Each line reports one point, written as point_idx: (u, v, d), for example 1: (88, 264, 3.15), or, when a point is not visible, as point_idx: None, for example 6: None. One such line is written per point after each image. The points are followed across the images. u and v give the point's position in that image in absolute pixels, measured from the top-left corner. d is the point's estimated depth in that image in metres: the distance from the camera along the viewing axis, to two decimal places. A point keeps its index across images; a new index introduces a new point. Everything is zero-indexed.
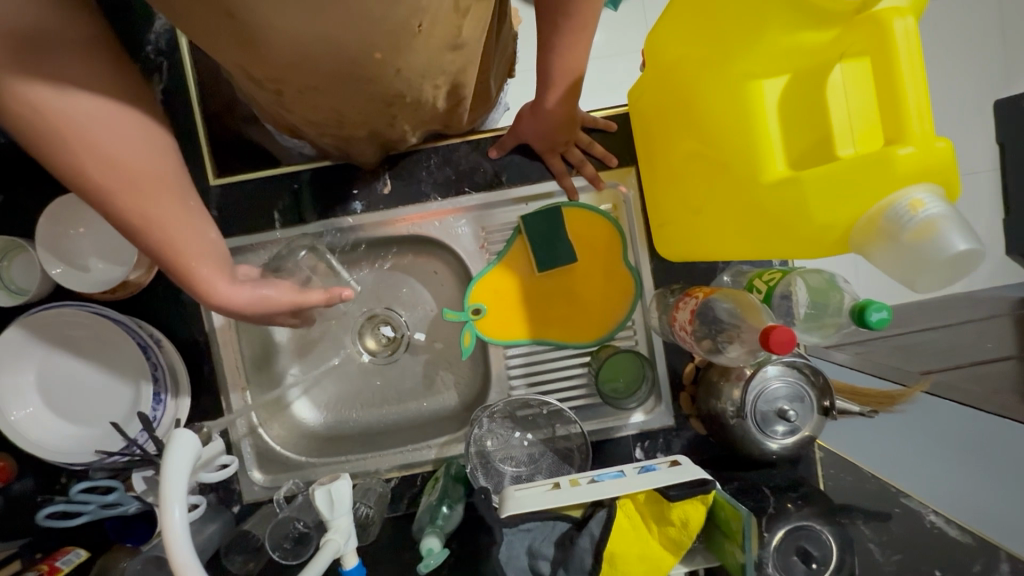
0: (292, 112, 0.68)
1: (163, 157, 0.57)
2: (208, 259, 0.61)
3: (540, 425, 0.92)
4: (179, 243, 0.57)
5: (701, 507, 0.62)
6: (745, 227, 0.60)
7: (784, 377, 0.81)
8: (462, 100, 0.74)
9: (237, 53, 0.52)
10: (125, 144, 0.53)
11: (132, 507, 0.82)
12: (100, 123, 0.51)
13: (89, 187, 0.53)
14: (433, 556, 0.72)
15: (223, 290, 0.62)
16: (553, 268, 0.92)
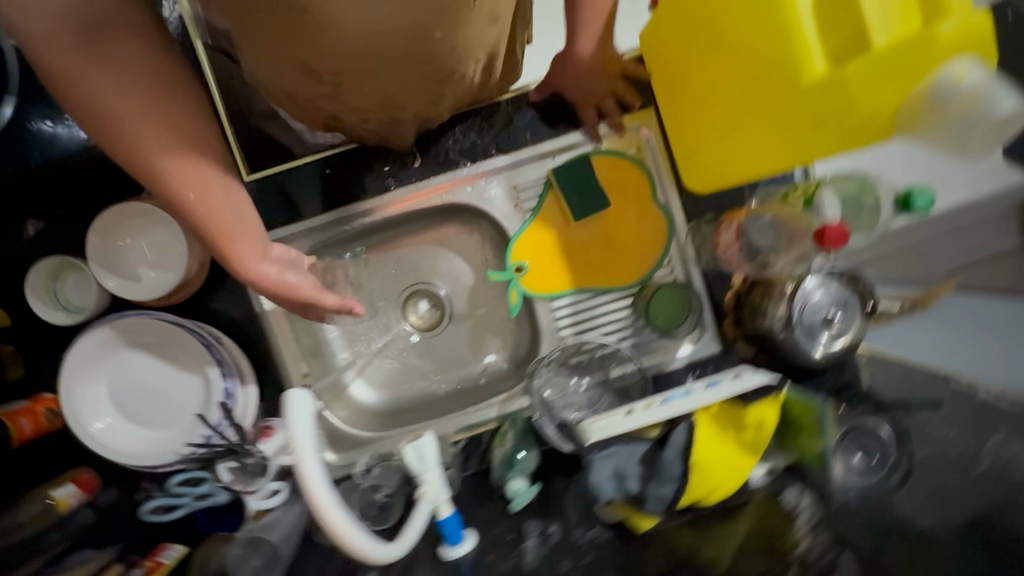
0: (342, 102, 0.72)
1: (187, 128, 0.56)
2: (248, 240, 0.62)
3: (593, 369, 0.97)
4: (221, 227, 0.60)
5: (773, 408, 0.66)
6: (780, 133, 0.63)
7: (826, 287, 0.84)
8: (494, 72, 0.79)
9: (297, 48, 0.58)
10: (161, 128, 0.54)
11: (222, 497, 0.86)
12: (128, 104, 0.52)
13: (136, 163, 0.55)
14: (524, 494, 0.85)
15: (269, 271, 0.64)
16: (587, 217, 0.94)
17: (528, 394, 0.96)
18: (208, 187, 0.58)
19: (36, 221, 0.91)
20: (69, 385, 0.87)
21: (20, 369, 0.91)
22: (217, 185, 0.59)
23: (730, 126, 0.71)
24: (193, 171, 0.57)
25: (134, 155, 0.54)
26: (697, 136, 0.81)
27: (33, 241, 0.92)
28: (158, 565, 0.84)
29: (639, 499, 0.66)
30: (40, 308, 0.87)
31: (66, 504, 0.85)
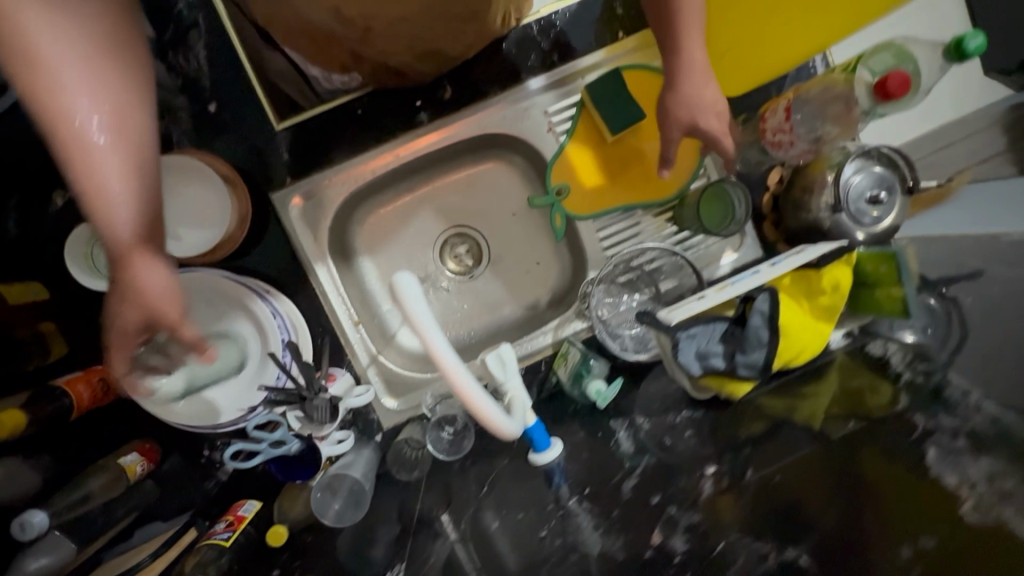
0: (370, 46, 0.77)
1: (118, 93, 0.57)
2: (118, 196, 0.57)
3: (643, 286, 0.97)
4: (115, 200, 0.57)
5: (846, 269, 0.67)
6: None
7: (867, 168, 0.85)
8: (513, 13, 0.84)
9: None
10: (62, 77, 0.54)
11: (295, 446, 0.84)
12: (37, 10, 0.52)
13: (39, 110, 0.54)
14: (606, 392, 0.86)
15: (143, 270, 0.58)
16: (622, 132, 0.94)
17: (582, 317, 0.98)
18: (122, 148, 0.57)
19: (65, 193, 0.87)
20: None
21: (61, 348, 0.89)
22: (129, 148, 0.58)
23: None
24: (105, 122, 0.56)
25: (40, 98, 0.54)
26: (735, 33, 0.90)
27: (62, 213, 0.88)
28: (242, 518, 0.83)
29: (728, 370, 0.66)
30: (81, 275, 0.84)
31: (134, 472, 0.84)
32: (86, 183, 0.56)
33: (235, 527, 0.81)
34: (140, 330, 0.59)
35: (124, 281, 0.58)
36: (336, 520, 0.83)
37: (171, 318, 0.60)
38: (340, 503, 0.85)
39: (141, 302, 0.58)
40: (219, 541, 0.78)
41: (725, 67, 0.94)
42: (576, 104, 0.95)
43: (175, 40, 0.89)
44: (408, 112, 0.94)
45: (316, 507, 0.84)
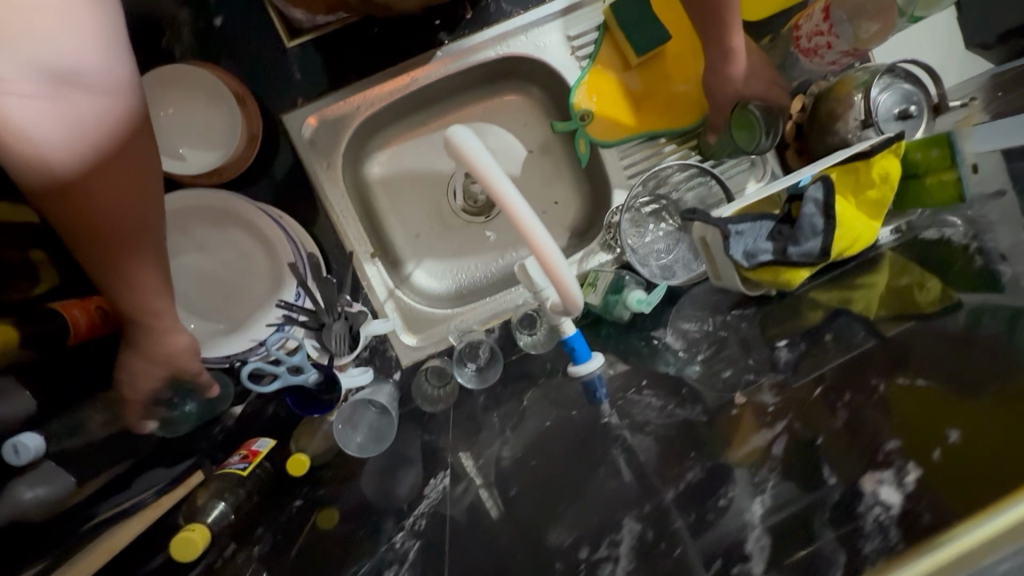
0: None
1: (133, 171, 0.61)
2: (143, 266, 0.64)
3: (671, 216, 0.94)
4: (147, 290, 0.65)
5: (896, 158, 0.65)
6: None
7: (893, 87, 0.85)
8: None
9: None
10: (87, 180, 0.58)
11: (312, 375, 0.78)
12: (50, 123, 0.56)
13: (56, 211, 0.59)
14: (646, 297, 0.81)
15: (170, 331, 0.68)
16: (647, 55, 0.92)
17: (607, 248, 0.95)
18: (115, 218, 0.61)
19: None
20: None
21: (53, 277, 0.79)
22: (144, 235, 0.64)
23: None
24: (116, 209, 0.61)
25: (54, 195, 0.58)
26: None
27: None
28: (256, 454, 0.77)
29: (781, 260, 0.64)
30: None
31: None
32: (111, 267, 0.63)
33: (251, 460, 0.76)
34: (188, 351, 0.70)
35: (144, 338, 0.68)
36: (359, 452, 0.78)
37: (189, 366, 0.72)
38: (362, 437, 0.80)
39: (159, 354, 0.69)
40: (237, 470, 0.73)
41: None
42: (599, 26, 0.92)
43: None
44: (427, 32, 0.90)
45: (338, 438, 0.78)
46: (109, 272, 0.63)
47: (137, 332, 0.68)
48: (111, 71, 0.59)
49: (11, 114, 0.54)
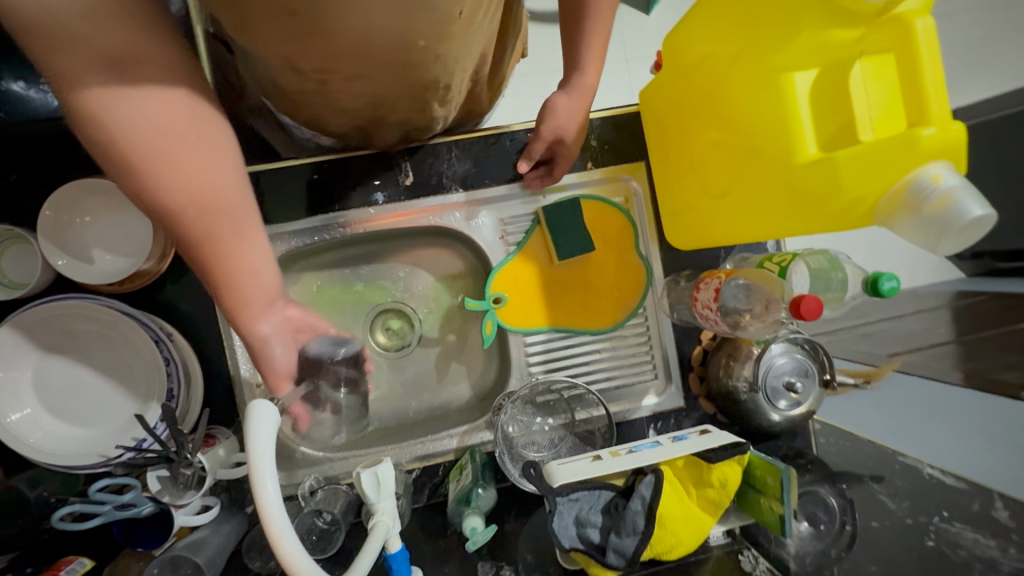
0: (329, 101, 0.72)
1: (242, 194, 0.56)
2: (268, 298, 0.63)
3: (559, 410, 0.96)
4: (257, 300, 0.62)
5: (738, 467, 0.67)
6: (754, 204, 0.68)
7: (790, 353, 0.87)
8: (477, 85, 0.84)
9: (287, 42, 0.57)
10: (221, 219, 0.55)
11: (146, 509, 0.76)
12: (131, 130, 0.48)
13: (186, 233, 0.55)
14: (479, 534, 0.75)
15: (268, 330, 0.65)
16: (570, 257, 0.96)
17: (491, 428, 0.95)
18: (248, 246, 0.58)
19: None
20: None
21: None
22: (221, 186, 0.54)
23: (724, 190, 0.73)
24: (189, 175, 0.51)
25: (182, 217, 0.53)
26: (689, 195, 0.83)
27: None
28: None
29: (598, 550, 0.64)
30: None
31: None
32: (237, 294, 0.60)
33: None
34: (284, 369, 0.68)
35: (253, 342, 0.65)
36: None
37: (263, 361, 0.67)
38: None
39: (264, 356, 0.66)
40: None
41: (678, 224, 0.90)
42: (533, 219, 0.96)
43: None
44: (365, 189, 0.93)
45: None
46: (229, 286, 0.59)
47: (248, 339, 0.65)
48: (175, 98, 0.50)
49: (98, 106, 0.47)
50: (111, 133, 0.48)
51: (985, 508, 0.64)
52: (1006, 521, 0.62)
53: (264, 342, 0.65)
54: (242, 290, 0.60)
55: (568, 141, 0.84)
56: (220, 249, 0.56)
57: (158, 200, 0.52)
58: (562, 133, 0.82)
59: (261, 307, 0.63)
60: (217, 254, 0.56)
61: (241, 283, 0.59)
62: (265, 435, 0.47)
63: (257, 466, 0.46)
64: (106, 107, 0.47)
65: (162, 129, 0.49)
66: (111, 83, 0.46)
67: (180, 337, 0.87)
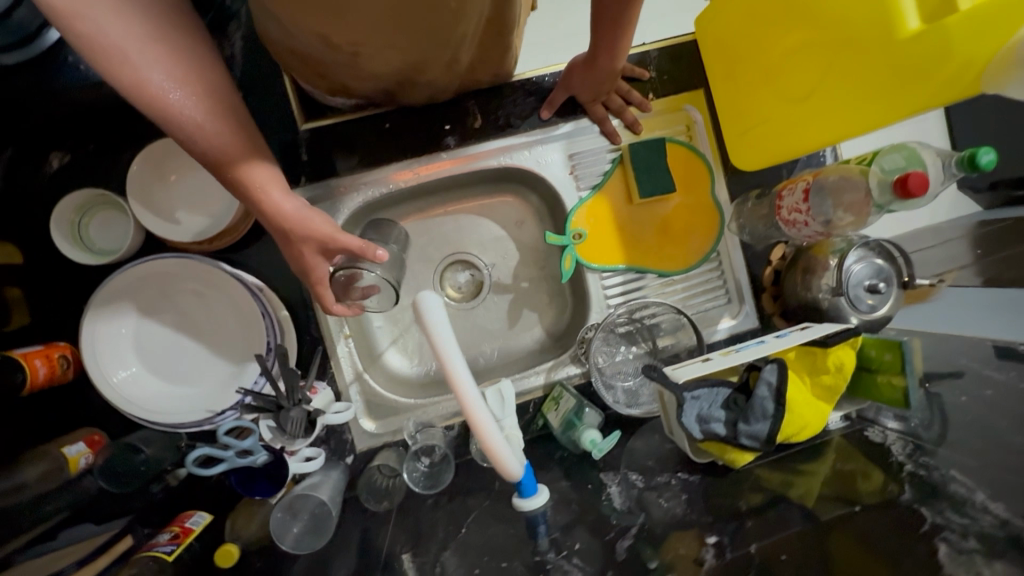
0: (360, 69, 0.76)
1: (217, 94, 0.62)
2: (276, 187, 0.68)
3: (641, 339, 0.98)
4: (265, 183, 0.67)
5: (851, 351, 0.69)
6: (847, 94, 0.69)
7: (869, 259, 0.88)
8: (504, 54, 0.82)
9: (318, 20, 0.64)
10: (205, 109, 0.61)
11: (262, 458, 0.77)
12: (116, 30, 0.55)
13: (174, 126, 0.60)
14: (602, 443, 0.79)
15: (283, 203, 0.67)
16: (650, 197, 0.98)
17: (577, 362, 0.96)
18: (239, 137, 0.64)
19: (62, 155, 0.84)
20: (93, 323, 0.78)
21: (25, 316, 0.81)
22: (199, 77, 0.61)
23: (805, 92, 0.75)
24: (169, 62, 0.58)
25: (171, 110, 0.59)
26: (765, 109, 0.85)
27: (55, 177, 0.84)
28: (188, 532, 0.75)
29: (729, 438, 0.66)
30: (62, 244, 0.79)
31: (76, 465, 0.75)
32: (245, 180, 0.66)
33: (180, 541, 0.73)
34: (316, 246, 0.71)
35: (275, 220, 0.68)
36: (295, 546, 0.76)
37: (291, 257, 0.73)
38: (300, 527, 0.78)
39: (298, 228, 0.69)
40: (161, 555, 0.69)
41: (749, 141, 0.92)
42: (612, 159, 0.98)
43: (213, 26, 0.88)
44: (433, 135, 0.94)
45: (275, 528, 0.76)
46: (233, 173, 0.65)
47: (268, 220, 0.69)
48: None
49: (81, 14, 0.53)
50: (78, 25, 0.54)
51: None
52: None
53: (290, 229, 0.69)
54: (250, 175, 0.66)
55: (580, 97, 0.94)
56: (207, 114, 0.61)
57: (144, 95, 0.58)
58: (568, 82, 0.92)
59: (269, 179, 0.67)
60: (199, 125, 0.61)
61: (246, 175, 0.65)
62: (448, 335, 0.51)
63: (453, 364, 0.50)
64: (80, 6, 0.53)
65: (132, 31, 0.56)
66: None
67: (270, 292, 0.88)
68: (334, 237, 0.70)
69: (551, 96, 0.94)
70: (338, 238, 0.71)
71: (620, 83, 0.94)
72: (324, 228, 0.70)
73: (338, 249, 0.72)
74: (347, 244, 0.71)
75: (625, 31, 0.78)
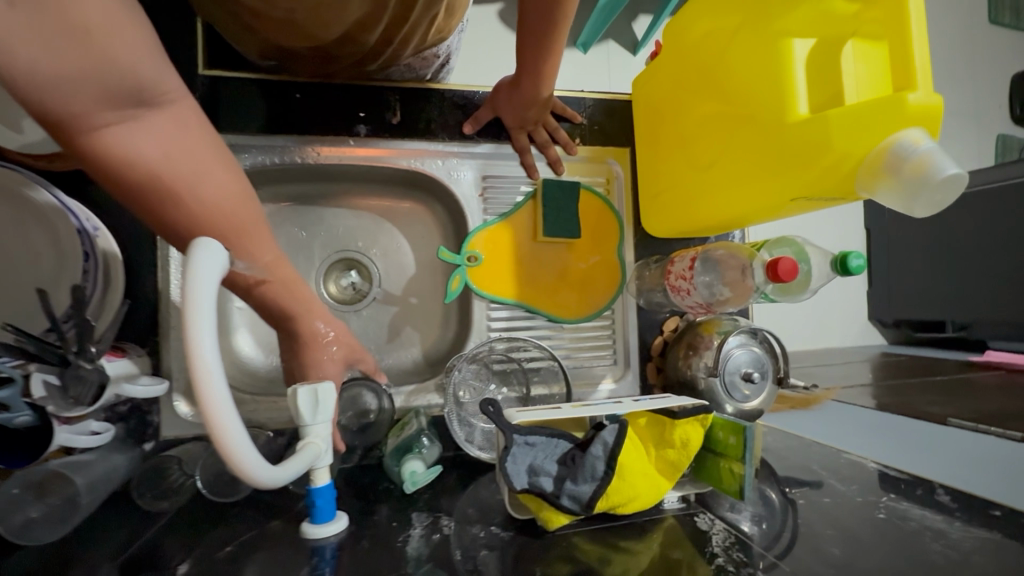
0: (300, 32, 0.75)
1: (254, 212, 0.59)
2: (319, 316, 0.67)
3: (514, 381, 0.91)
4: (307, 305, 0.65)
5: (700, 428, 0.64)
6: (744, 170, 0.70)
7: (747, 346, 0.87)
8: (444, 28, 0.86)
9: None
10: (248, 227, 0.58)
11: (22, 418, 0.60)
12: (163, 161, 0.52)
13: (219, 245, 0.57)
14: (421, 475, 0.70)
15: (321, 327, 0.68)
16: (555, 238, 0.95)
17: (440, 391, 0.88)
18: (272, 255, 0.61)
19: None
20: None
21: None
22: (239, 197, 0.57)
23: (710, 162, 0.76)
24: (214, 186, 0.55)
25: (223, 234, 0.56)
26: (673, 174, 0.86)
27: None
28: None
29: (550, 497, 0.58)
30: None
31: None
32: (291, 308, 0.64)
33: None
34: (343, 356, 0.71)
35: (308, 336, 0.66)
36: (20, 532, 0.60)
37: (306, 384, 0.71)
38: (39, 513, 0.63)
39: (317, 351, 0.67)
40: None
41: (655, 205, 0.93)
42: (526, 193, 0.95)
43: None
44: (346, 119, 0.88)
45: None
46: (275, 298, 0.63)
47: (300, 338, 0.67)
48: (181, 120, 0.53)
49: (130, 149, 0.50)
50: (132, 168, 0.51)
51: (926, 495, 0.67)
52: (949, 503, 0.65)
53: (323, 341, 0.68)
54: (295, 301, 0.64)
55: (506, 121, 0.92)
56: (232, 224, 0.56)
57: (196, 223, 0.55)
58: (493, 102, 0.90)
59: (309, 304, 0.66)
60: (226, 217, 0.56)
61: (288, 303, 0.64)
62: (229, 413, 0.39)
63: (222, 429, 0.39)
64: (125, 126, 0.50)
65: (177, 160, 0.52)
66: (122, 121, 0.49)
67: (105, 235, 0.76)
68: (356, 348, 0.73)
69: (476, 113, 0.91)
70: (359, 351, 0.74)
71: (549, 117, 0.93)
72: (349, 341, 0.72)
73: (357, 356, 0.75)
74: (366, 359, 0.76)
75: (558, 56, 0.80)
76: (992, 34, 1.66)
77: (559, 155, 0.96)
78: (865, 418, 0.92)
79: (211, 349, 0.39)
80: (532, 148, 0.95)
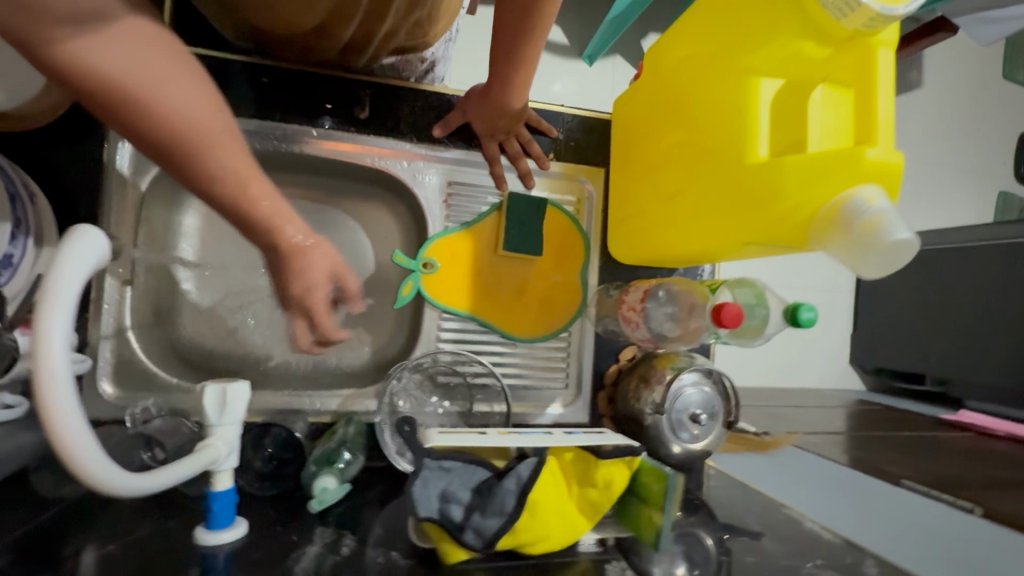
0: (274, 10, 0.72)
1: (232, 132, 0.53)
2: (292, 220, 0.57)
3: (458, 396, 0.88)
4: (300, 228, 0.58)
5: (626, 471, 0.62)
6: (703, 208, 0.67)
7: (699, 385, 0.84)
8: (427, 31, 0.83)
9: None
10: (227, 138, 0.52)
11: None
12: (128, 69, 0.46)
13: (192, 159, 0.51)
14: (331, 493, 0.67)
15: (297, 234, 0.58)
16: (516, 253, 0.92)
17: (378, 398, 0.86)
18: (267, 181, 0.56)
19: None
20: None
21: None
22: (216, 113, 0.51)
23: (675, 191, 0.73)
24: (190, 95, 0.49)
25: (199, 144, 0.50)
26: (640, 200, 0.83)
27: None
28: None
29: (454, 528, 0.56)
30: None
31: None
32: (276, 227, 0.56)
33: None
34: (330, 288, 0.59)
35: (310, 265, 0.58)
36: None
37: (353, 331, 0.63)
38: None
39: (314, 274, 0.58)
40: None
41: (620, 231, 0.91)
42: (492, 204, 0.93)
43: None
44: (313, 109, 0.85)
45: None
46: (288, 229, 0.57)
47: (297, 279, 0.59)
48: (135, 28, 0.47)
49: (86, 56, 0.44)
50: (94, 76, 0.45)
51: (856, 566, 0.65)
52: None
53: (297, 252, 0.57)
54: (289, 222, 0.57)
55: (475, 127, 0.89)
56: (210, 137, 0.50)
57: (166, 136, 0.49)
58: (462, 109, 0.88)
59: (285, 206, 0.56)
60: (203, 124, 0.50)
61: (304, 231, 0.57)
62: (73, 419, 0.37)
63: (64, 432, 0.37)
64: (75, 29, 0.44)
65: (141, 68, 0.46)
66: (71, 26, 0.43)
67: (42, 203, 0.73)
68: (337, 267, 0.61)
69: (446, 117, 0.89)
70: (343, 262, 0.61)
71: (522, 129, 0.91)
72: (325, 261, 0.59)
73: (343, 275, 0.62)
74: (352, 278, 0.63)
75: (530, 69, 0.79)
76: (1004, 90, 1.64)
77: (530, 169, 0.93)
78: (815, 471, 0.90)
79: (60, 345, 0.37)
80: (502, 158, 0.92)
